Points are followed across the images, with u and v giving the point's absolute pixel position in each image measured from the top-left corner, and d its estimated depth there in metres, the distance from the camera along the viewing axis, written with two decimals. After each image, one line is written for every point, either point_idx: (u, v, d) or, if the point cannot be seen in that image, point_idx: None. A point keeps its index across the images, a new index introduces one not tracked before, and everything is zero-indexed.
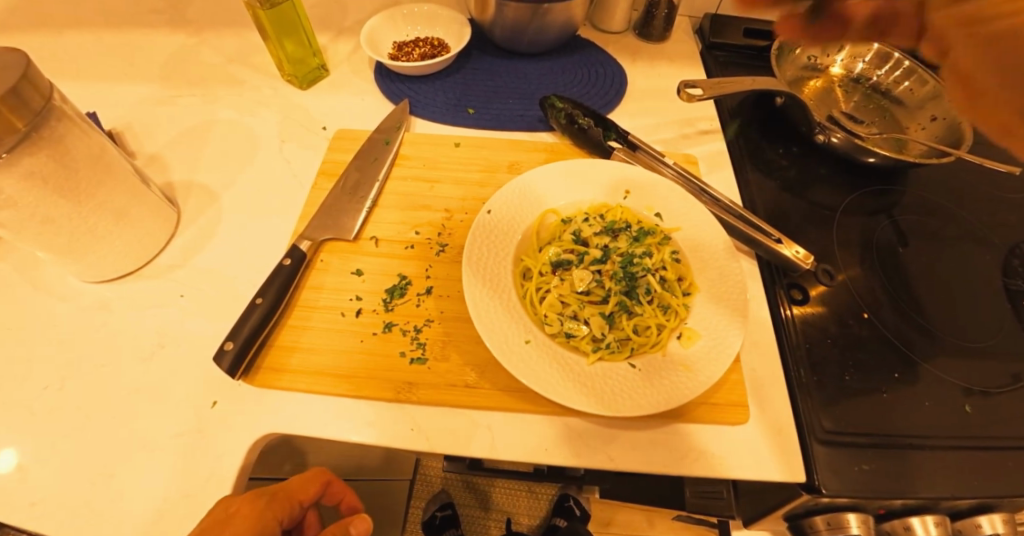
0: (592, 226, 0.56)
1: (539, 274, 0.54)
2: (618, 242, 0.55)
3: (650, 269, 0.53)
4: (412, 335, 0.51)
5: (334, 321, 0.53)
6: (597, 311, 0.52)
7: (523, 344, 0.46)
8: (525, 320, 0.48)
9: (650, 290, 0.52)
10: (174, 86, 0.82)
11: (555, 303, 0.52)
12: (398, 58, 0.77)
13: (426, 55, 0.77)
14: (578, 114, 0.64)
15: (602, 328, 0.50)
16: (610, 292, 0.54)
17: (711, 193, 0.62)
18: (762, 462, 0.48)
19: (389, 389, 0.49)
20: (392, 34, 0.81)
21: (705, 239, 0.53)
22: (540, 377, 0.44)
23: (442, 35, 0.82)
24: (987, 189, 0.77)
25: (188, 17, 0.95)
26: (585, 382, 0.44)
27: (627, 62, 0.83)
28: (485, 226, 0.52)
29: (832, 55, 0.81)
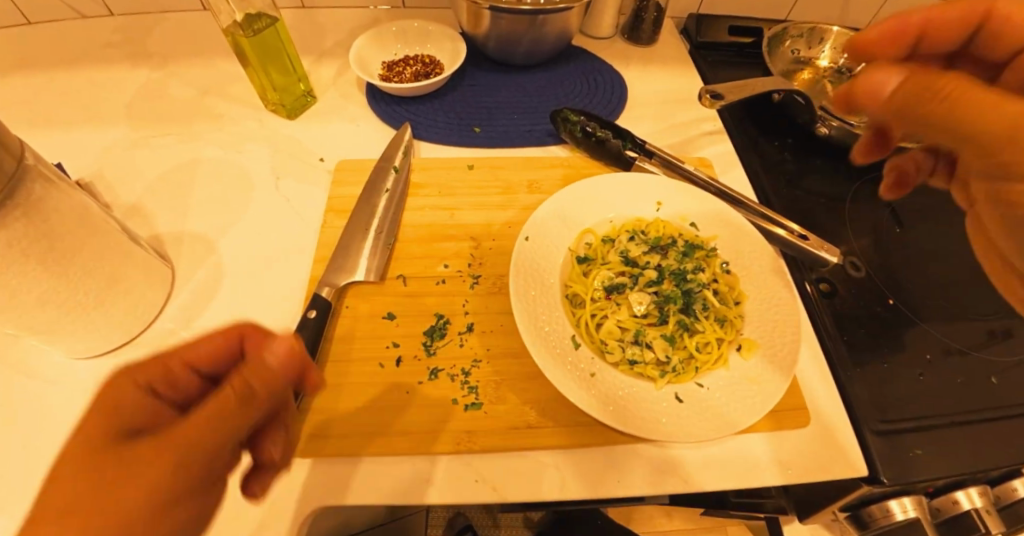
0: (638, 244, 0.54)
1: (594, 300, 0.52)
2: (666, 259, 0.54)
3: (705, 284, 0.52)
4: (462, 379, 0.48)
5: (372, 372, 0.49)
6: (659, 333, 0.50)
7: (588, 378, 0.43)
8: (586, 351, 0.45)
9: (707, 305, 0.52)
10: (145, 126, 0.75)
11: (614, 329, 0.50)
12: (390, 79, 0.73)
13: (420, 74, 0.73)
14: (593, 126, 0.63)
15: (666, 350, 0.48)
16: (669, 312, 0.53)
17: (732, 194, 0.61)
18: (828, 462, 0.48)
19: (447, 441, 0.45)
20: (379, 54, 0.77)
21: (746, 245, 0.53)
22: (616, 412, 0.42)
23: (432, 52, 0.78)
24: None
25: (149, 49, 0.87)
26: (660, 410, 0.43)
27: (621, 67, 0.82)
28: (526, 254, 0.49)
29: (816, 48, 0.83)
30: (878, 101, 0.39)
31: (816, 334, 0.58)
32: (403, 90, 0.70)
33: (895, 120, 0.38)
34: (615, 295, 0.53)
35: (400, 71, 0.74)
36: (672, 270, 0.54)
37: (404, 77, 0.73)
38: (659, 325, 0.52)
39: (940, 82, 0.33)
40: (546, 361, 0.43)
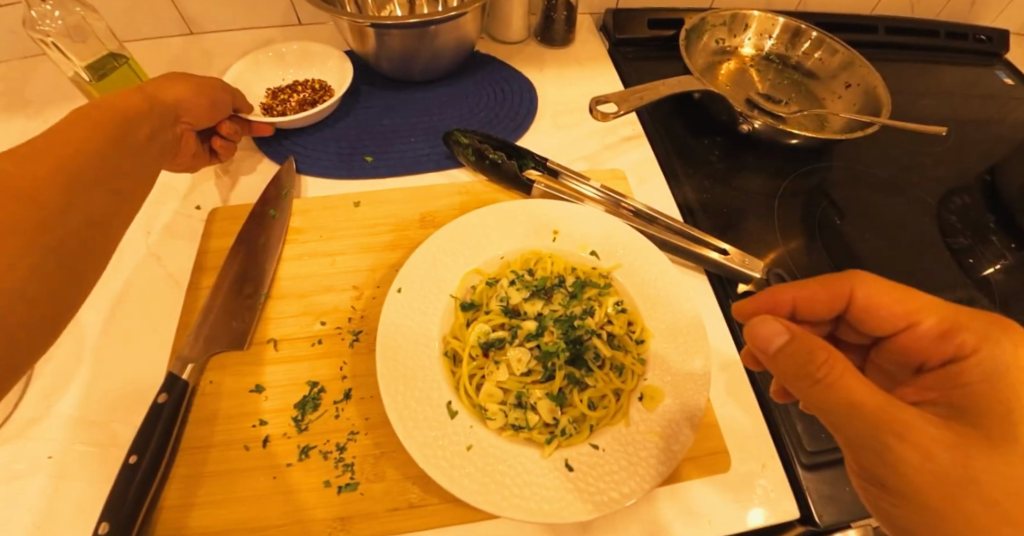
0: (520, 289, 0.49)
1: (471, 359, 0.46)
2: (553, 304, 0.49)
3: (594, 330, 0.48)
4: (337, 457, 0.43)
5: (234, 457, 0.43)
6: (545, 391, 0.45)
7: (464, 452, 0.38)
8: (463, 419, 0.40)
9: (599, 354, 0.47)
10: None
11: (495, 392, 0.45)
12: (270, 109, 0.67)
13: (304, 101, 0.67)
14: (487, 147, 0.57)
15: (554, 411, 0.43)
16: (552, 368, 0.47)
17: (644, 213, 0.56)
18: (757, 508, 0.43)
19: (317, 532, 0.40)
20: (266, 81, 0.70)
21: (649, 274, 0.49)
22: (494, 494, 0.36)
23: (325, 74, 0.72)
24: (907, 148, 0.78)
25: (24, 96, 0.80)
26: (545, 484, 0.37)
27: (534, 73, 0.76)
28: (398, 311, 0.44)
29: (739, 36, 0.78)
30: (767, 358, 0.34)
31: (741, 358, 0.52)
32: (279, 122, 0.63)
33: (779, 374, 0.34)
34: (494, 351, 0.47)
35: (285, 99, 0.68)
36: (559, 316, 0.49)
37: (286, 105, 0.66)
38: (545, 384, 0.46)
39: (822, 355, 0.31)
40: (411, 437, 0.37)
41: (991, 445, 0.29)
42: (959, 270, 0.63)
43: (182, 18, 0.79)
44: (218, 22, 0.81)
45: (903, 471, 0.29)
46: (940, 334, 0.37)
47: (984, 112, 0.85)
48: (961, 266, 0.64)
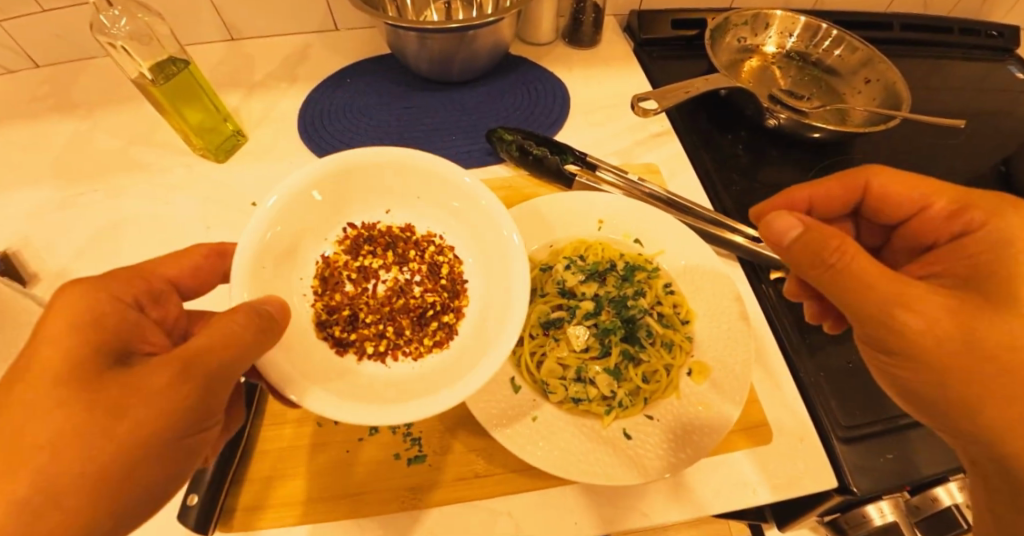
0: (575, 272, 0.52)
1: (533, 337, 0.52)
2: (607, 285, 0.53)
3: (646, 310, 0.51)
4: (405, 432, 0.46)
5: (308, 433, 0.46)
6: (602, 366, 0.48)
7: (530, 423, 0.41)
8: (526, 394, 0.44)
9: (651, 331, 0.51)
10: (72, 183, 0.72)
11: (554, 369, 0.48)
12: (336, 284, 0.47)
13: (414, 311, 0.47)
14: (530, 143, 0.61)
15: (611, 386, 0.46)
16: (609, 342, 0.51)
17: (661, 196, 0.59)
18: (798, 477, 0.46)
19: (392, 500, 0.43)
20: (358, 207, 0.50)
21: (691, 259, 0.52)
22: (563, 458, 0.39)
23: (445, 221, 0.51)
24: (924, 140, 0.81)
25: (74, 99, 0.83)
26: (607, 451, 0.40)
27: (564, 73, 0.80)
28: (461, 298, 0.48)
29: (761, 35, 0.81)
30: (780, 249, 0.38)
31: (775, 338, 0.56)
32: (334, 348, 0.43)
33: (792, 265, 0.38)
34: (553, 330, 0.52)
35: (367, 269, 0.49)
36: (612, 296, 0.52)
37: (366, 289, 0.48)
38: (602, 358, 0.50)
39: (834, 242, 0.35)
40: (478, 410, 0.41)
41: (989, 306, 0.33)
42: None
43: (225, 24, 0.83)
44: (258, 28, 0.84)
45: (902, 340, 0.34)
46: (950, 214, 0.42)
47: (997, 105, 0.88)
48: None
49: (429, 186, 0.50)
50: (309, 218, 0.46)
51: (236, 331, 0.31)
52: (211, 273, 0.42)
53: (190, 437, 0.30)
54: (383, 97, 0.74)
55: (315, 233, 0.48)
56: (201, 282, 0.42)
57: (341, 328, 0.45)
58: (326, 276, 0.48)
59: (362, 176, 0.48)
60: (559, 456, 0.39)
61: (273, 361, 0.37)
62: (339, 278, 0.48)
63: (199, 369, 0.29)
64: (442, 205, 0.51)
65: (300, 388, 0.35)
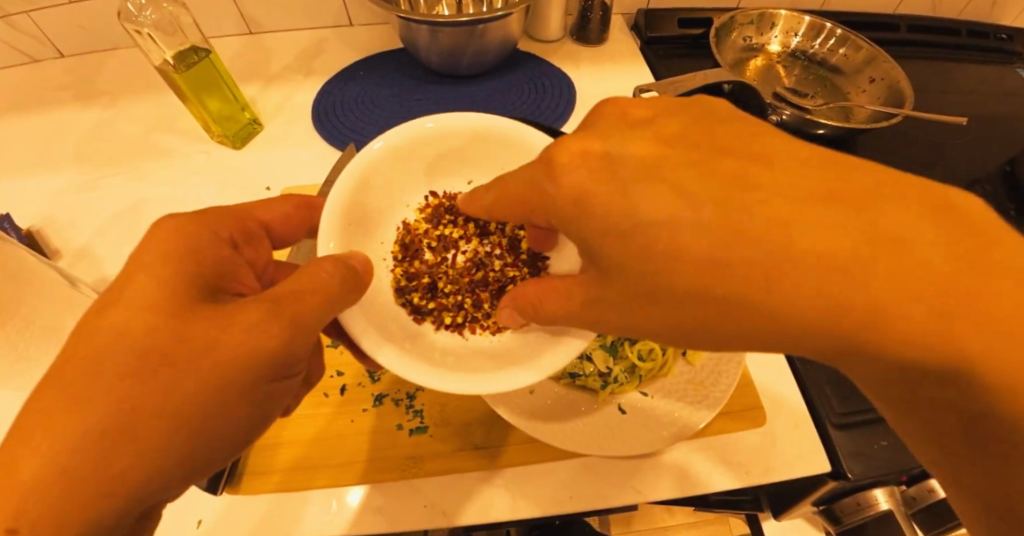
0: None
1: None
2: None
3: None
4: (407, 404, 0.48)
5: (315, 403, 0.48)
6: (599, 345, 0.50)
7: (528, 396, 0.43)
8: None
9: None
10: (95, 166, 0.75)
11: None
12: (416, 251, 0.49)
13: (489, 281, 0.48)
14: (535, 134, 0.63)
15: (607, 363, 0.48)
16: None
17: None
18: (791, 459, 0.47)
19: (392, 469, 0.45)
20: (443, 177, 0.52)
21: None
22: (561, 426, 0.41)
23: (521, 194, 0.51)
24: (928, 139, 0.81)
25: (99, 88, 0.87)
26: (600, 423, 0.42)
27: (571, 69, 0.81)
28: None
29: (767, 34, 0.83)
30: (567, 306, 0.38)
31: None
32: (412, 315, 0.45)
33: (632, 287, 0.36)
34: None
35: (446, 239, 0.50)
36: None
37: (445, 259, 0.49)
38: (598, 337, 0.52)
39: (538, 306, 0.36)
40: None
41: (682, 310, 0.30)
42: None
43: (244, 19, 0.86)
44: (276, 22, 0.87)
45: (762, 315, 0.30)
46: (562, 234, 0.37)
47: (1004, 108, 0.88)
48: None
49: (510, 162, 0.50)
50: (395, 184, 0.49)
51: (325, 283, 0.34)
52: (299, 224, 0.46)
53: (277, 378, 0.34)
54: (394, 89, 0.77)
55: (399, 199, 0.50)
56: (288, 230, 0.45)
57: (419, 294, 0.46)
58: (405, 241, 0.49)
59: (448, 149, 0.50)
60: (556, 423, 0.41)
61: (356, 323, 0.37)
62: (418, 245, 0.50)
63: (292, 314, 0.33)
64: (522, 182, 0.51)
65: (372, 342, 0.36)
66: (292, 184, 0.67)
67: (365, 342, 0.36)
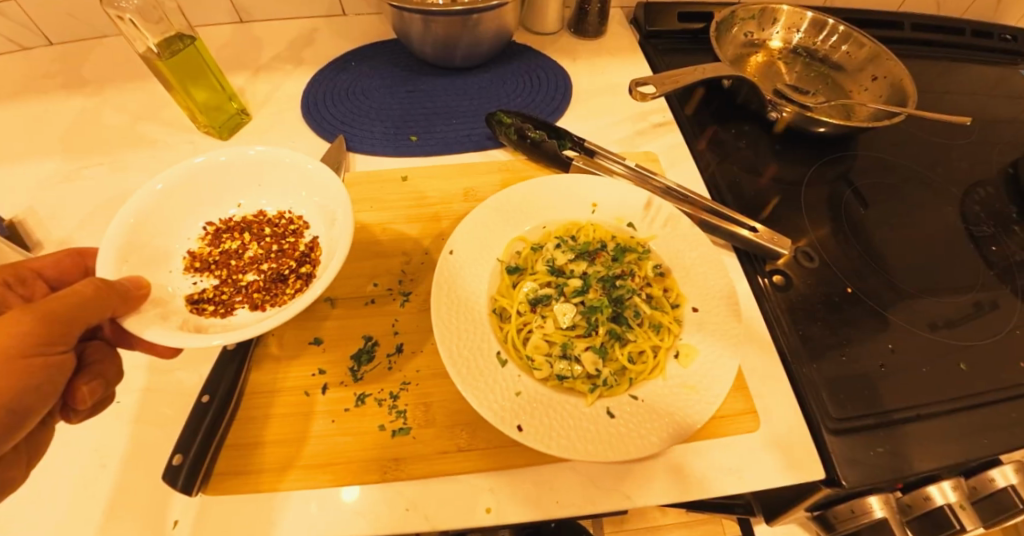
0: (565, 252, 0.53)
1: (520, 315, 0.50)
2: (597, 264, 0.53)
3: (635, 290, 0.51)
4: (389, 404, 0.46)
5: (296, 402, 0.47)
6: (588, 346, 0.48)
7: (513, 398, 0.41)
8: (512, 368, 0.43)
9: (639, 312, 0.50)
10: (79, 156, 0.73)
11: (541, 344, 0.48)
12: (210, 270, 0.51)
13: (274, 274, 0.50)
14: (528, 127, 0.61)
15: (597, 364, 0.46)
16: (595, 320, 0.50)
17: (673, 189, 0.59)
18: (786, 464, 0.45)
19: (373, 471, 0.43)
20: (210, 206, 0.54)
21: (682, 243, 0.52)
22: (547, 427, 0.40)
23: (298, 199, 0.54)
24: (929, 138, 0.80)
25: (86, 76, 0.85)
26: (589, 427, 0.40)
27: (567, 62, 0.80)
28: (450, 270, 0.47)
29: (768, 30, 0.81)
30: None
31: (765, 324, 0.55)
32: (220, 314, 0.47)
33: None
34: (544, 303, 0.52)
35: (231, 253, 0.53)
36: (601, 276, 0.52)
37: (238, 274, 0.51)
38: (588, 337, 0.50)
39: None
40: (464, 383, 0.40)
41: None
42: (982, 256, 0.66)
43: (233, 7, 0.84)
44: (267, 11, 0.85)
45: None
46: None
47: (1008, 108, 0.87)
48: (982, 253, 0.66)
49: (271, 174, 0.55)
50: (164, 216, 0.50)
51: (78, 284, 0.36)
52: (74, 267, 0.48)
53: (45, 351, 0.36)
54: (387, 80, 0.75)
55: (176, 233, 0.51)
56: (63, 272, 0.47)
57: (214, 301, 0.48)
58: (197, 266, 0.50)
59: (222, 176, 0.54)
60: (544, 425, 0.40)
61: (133, 321, 0.38)
62: (210, 265, 0.51)
63: (48, 305, 0.36)
64: (291, 184, 0.55)
65: (141, 324, 0.38)
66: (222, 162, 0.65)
67: (127, 322, 0.38)
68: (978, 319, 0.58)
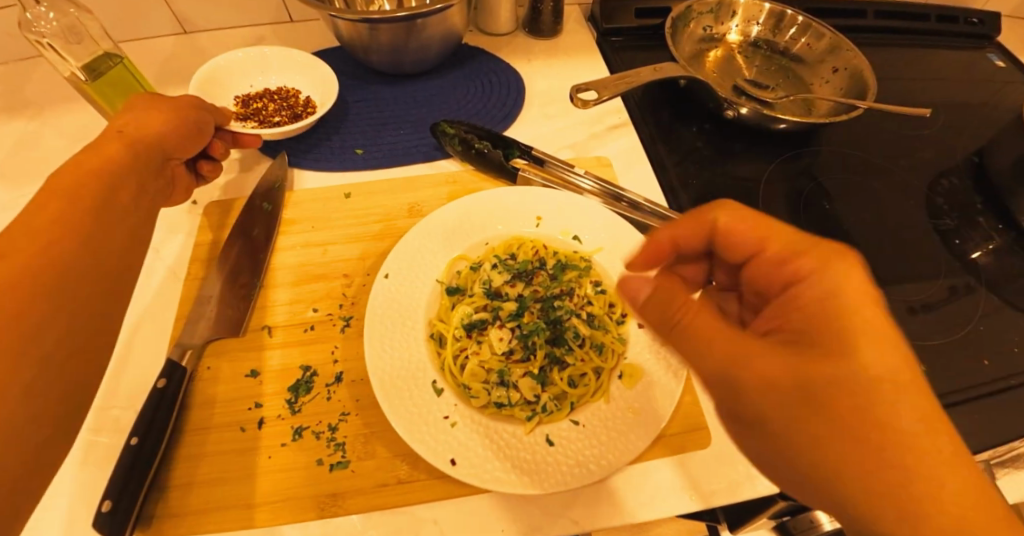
0: (501, 272, 0.52)
1: (455, 341, 0.49)
2: (535, 284, 0.52)
3: (574, 311, 0.50)
4: (328, 436, 0.45)
5: (232, 439, 0.45)
6: (526, 372, 0.47)
7: (447, 428, 0.39)
8: (448, 397, 0.41)
9: (579, 333, 0.50)
10: (16, 183, 0.70)
11: (477, 372, 0.47)
12: (247, 119, 0.64)
13: (293, 114, 0.65)
14: (472, 137, 0.59)
15: (535, 390, 0.45)
16: (534, 342, 0.49)
17: (642, 205, 0.56)
18: (739, 479, 0.44)
19: (311, 508, 0.41)
20: (235, 88, 0.69)
21: (629, 257, 0.50)
22: (478, 465, 0.38)
23: (297, 77, 0.71)
24: (893, 128, 0.79)
25: (25, 98, 0.82)
26: (526, 457, 0.38)
27: (522, 63, 0.78)
28: (384, 294, 0.46)
29: (726, 23, 0.80)
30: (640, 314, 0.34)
31: None
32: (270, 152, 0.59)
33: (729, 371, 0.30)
34: (479, 327, 0.51)
35: (258, 108, 0.66)
36: (539, 298, 0.51)
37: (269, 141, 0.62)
38: (526, 362, 0.49)
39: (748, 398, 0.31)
40: (398, 418, 0.39)
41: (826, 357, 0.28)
42: (947, 247, 0.65)
43: (175, 16, 0.80)
44: (211, 21, 0.82)
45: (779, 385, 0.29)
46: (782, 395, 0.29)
47: (974, 95, 0.86)
48: (947, 246, 0.65)
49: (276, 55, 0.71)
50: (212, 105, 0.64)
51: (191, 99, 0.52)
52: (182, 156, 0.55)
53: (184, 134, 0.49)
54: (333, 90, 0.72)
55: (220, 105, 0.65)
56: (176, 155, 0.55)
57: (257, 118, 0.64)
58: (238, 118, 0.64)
59: (243, 60, 0.70)
60: (481, 455, 0.38)
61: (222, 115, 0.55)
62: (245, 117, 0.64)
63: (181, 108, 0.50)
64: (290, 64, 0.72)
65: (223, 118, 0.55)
66: (207, 68, 0.67)
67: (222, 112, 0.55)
68: (941, 315, 0.57)
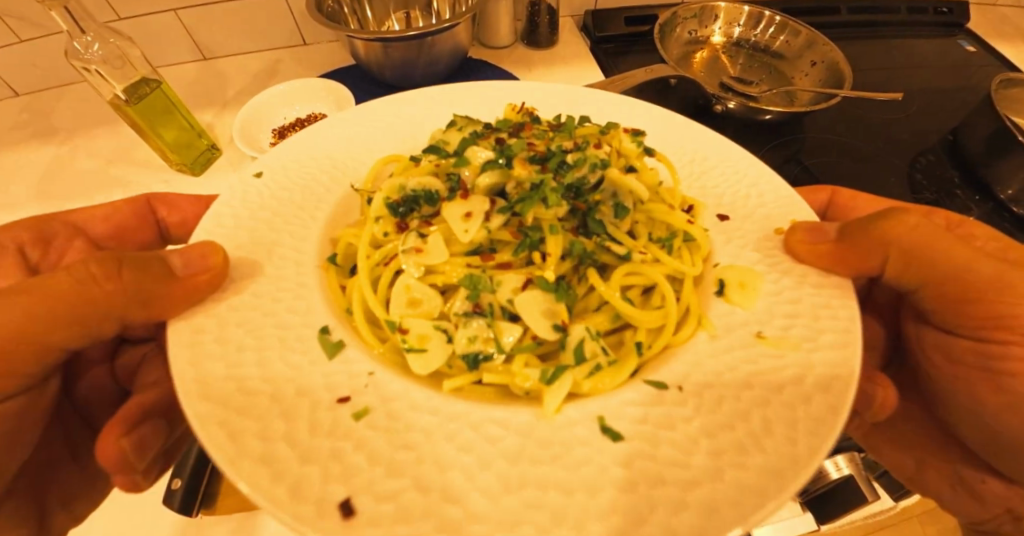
0: (463, 129, 0.47)
1: (382, 256, 0.43)
2: (527, 137, 0.45)
3: (593, 159, 0.41)
4: None
5: None
6: (531, 278, 0.39)
7: (350, 421, 0.26)
8: (355, 354, 0.31)
9: (619, 197, 0.42)
10: (57, 204, 0.75)
11: (417, 299, 0.38)
12: None
13: None
14: None
15: (552, 305, 0.37)
16: (536, 230, 0.40)
17: None
18: None
19: None
20: (269, 121, 0.74)
21: (666, 149, 0.50)
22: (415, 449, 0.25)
23: (322, 102, 0.77)
24: (872, 114, 0.85)
25: (55, 126, 0.87)
26: (555, 455, 0.25)
27: (523, 72, 0.83)
28: (266, 190, 0.41)
29: (710, 27, 0.87)
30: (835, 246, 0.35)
31: None
32: None
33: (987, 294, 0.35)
34: (425, 206, 0.43)
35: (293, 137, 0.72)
36: (523, 144, 0.43)
37: None
38: (528, 268, 0.41)
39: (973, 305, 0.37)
40: (306, 445, 0.25)
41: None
42: None
43: (196, 45, 0.87)
44: (230, 47, 0.88)
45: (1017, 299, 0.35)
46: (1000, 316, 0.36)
47: (944, 80, 0.92)
48: None
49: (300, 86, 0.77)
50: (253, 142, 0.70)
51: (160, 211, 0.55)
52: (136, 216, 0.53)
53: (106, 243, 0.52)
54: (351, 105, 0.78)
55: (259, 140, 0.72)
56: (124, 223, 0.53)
57: None
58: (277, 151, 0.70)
59: (273, 95, 0.75)
60: (437, 464, 0.25)
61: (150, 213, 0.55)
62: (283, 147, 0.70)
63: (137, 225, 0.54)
64: (312, 90, 0.77)
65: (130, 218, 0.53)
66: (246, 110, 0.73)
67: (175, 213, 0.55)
68: None
